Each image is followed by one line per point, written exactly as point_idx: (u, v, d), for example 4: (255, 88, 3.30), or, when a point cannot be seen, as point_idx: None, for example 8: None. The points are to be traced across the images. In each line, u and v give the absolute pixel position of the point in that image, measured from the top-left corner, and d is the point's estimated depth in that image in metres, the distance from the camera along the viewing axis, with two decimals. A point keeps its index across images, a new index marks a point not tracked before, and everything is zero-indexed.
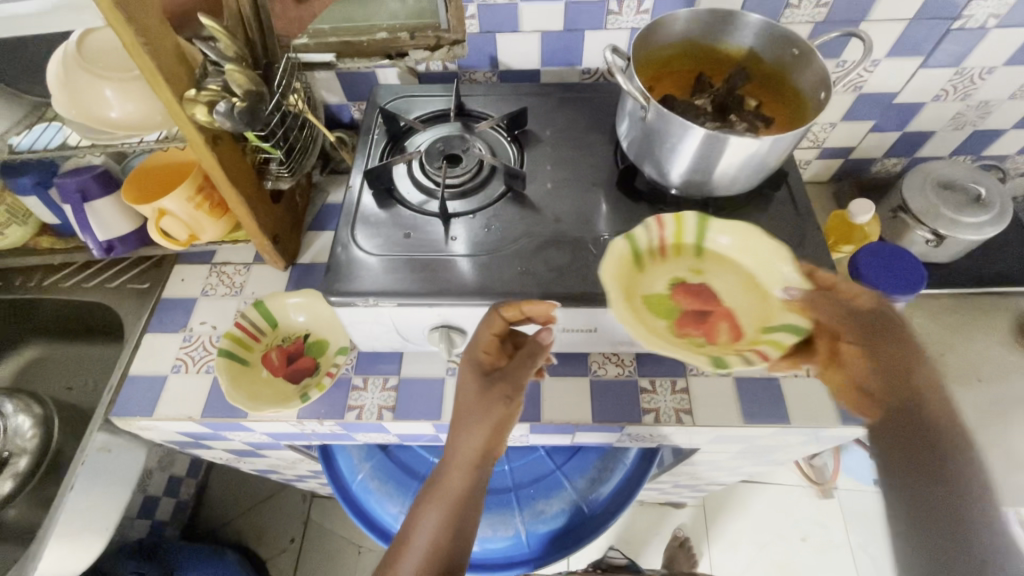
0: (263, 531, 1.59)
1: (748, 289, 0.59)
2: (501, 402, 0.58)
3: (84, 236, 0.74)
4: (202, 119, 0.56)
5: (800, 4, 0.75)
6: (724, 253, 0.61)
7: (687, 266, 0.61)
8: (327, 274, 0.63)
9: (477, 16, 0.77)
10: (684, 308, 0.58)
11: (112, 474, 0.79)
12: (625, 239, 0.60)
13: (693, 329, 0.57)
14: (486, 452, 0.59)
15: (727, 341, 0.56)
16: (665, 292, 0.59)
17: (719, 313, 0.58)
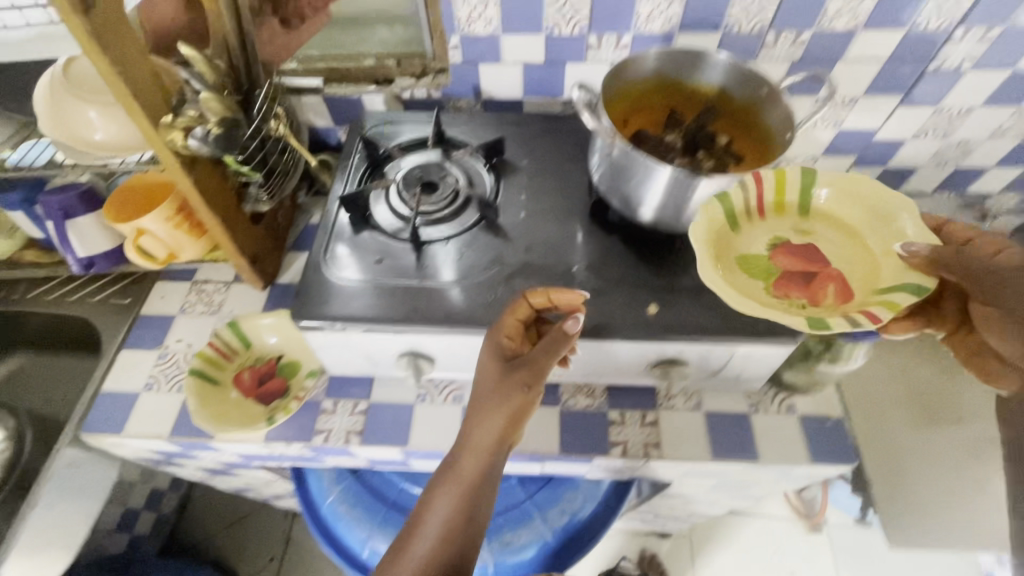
0: (243, 547, 1.57)
1: (861, 250, 0.60)
2: (519, 388, 0.55)
3: (64, 253, 0.76)
4: (178, 144, 0.58)
5: (776, 43, 0.75)
6: (831, 215, 0.63)
7: (791, 228, 0.63)
8: (297, 298, 0.64)
9: (460, 47, 0.78)
10: (785, 269, 0.59)
11: (81, 489, 0.79)
12: (722, 196, 0.61)
13: (795, 291, 0.58)
14: (505, 439, 0.55)
15: (833, 300, 0.56)
16: (767, 253, 0.61)
17: (826, 275, 0.58)
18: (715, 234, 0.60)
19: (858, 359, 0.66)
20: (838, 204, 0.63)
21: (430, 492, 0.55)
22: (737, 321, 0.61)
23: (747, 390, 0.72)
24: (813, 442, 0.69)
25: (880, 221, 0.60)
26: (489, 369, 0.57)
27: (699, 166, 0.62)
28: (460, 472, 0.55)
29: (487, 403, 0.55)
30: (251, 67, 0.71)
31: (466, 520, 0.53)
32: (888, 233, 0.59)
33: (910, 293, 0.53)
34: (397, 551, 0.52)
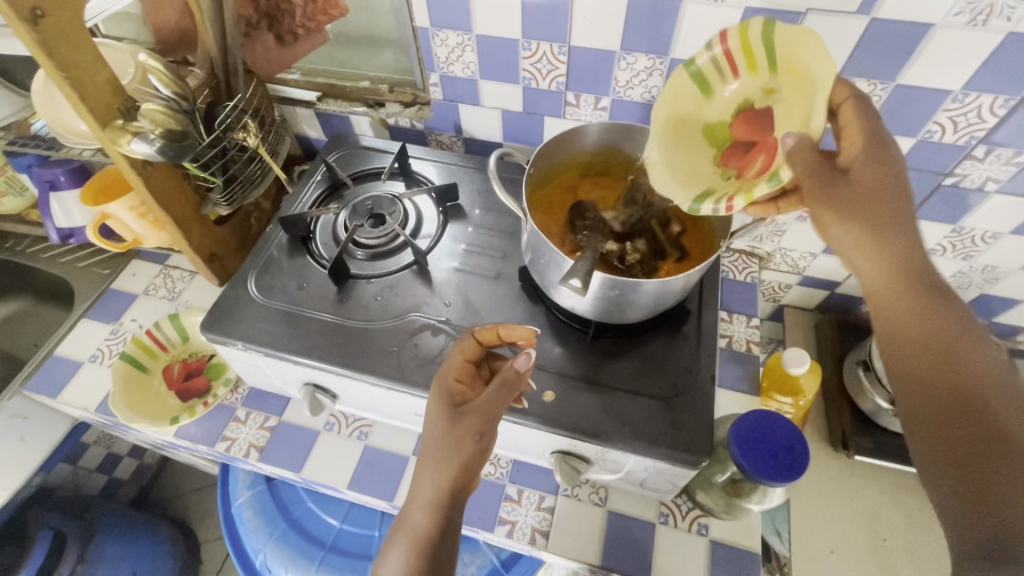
0: (207, 513, 1.62)
1: (800, 116, 0.48)
2: (470, 436, 0.49)
3: (48, 221, 0.82)
4: (122, 147, 0.60)
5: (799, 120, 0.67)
6: (789, 68, 0.48)
7: (763, 83, 0.51)
8: (213, 309, 0.65)
9: (440, 85, 0.77)
10: (737, 139, 0.54)
11: (26, 439, 0.85)
12: (685, 64, 0.53)
13: (734, 161, 0.54)
14: (456, 489, 0.50)
15: (748, 175, 0.51)
16: (727, 118, 0.54)
17: (765, 145, 0.51)
18: (667, 105, 0.55)
19: (777, 499, 0.58)
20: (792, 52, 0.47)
21: (381, 553, 0.49)
22: (636, 428, 0.56)
23: (659, 498, 0.66)
24: (717, 573, 0.62)
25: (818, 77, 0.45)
26: (438, 412, 0.52)
27: (626, 257, 0.58)
28: (412, 527, 0.49)
29: (439, 450, 0.50)
30: (233, 77, 0.73)
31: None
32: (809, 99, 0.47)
33: (769, 185, 0.48)
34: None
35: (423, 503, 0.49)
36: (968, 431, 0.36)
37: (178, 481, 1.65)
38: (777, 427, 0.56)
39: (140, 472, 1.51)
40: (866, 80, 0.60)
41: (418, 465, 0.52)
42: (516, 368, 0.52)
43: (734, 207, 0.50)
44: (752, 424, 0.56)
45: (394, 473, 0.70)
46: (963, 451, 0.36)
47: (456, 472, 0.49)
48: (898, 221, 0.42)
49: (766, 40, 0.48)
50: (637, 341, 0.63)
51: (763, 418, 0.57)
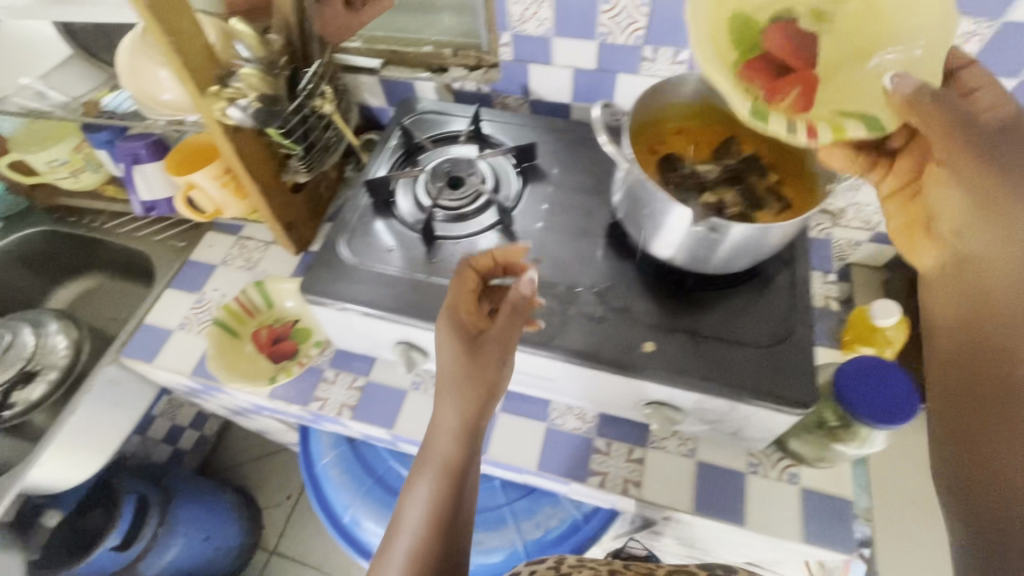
0: (265, 481, 1.68)
1: (860, 49, 0.49)
2: (491, 366, 0.52)
3: (130, 194, 0.84)
4: (218, 114, 0.62)
5: None
6: (861, 10, 0.50)
7: (806, 8, 0.52)
8: (309, 272, 0.67)
9: (511, 45, 0.77)
10: (768, 52, 0.49)
11: (120, 405, 0.88)
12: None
13: (760, 79, 0.47)
14: (479, 419, 0.53)
15: (784, 108, 0.46)
16: (761, 27, 0.50)
17: (799, 79, 0.48)
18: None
19: (880, 443, 0.59)
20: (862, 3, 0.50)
21: (407, 484, 0.52)
22: (736, 377, 0.57)
23: (747, 448, 0.67)
24: (809, 516, 0.63)
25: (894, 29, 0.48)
26: (449, 343, 0.53)
27: (725, 208, 0.57)
28: (437, 457, 0.52)
29: (452, 380, 0.52)
30: (308, 44, 0.73)
31: (452, 506, 0.50)
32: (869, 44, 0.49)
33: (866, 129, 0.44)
34: (383, 549, 0.50)
35: (448, 435, 0.52)
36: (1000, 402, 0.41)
37: (237, 451, 1.71)
38: (892, 382, 0.56)
39: (200, 443, 1.57)
40: (969, 19, 0.58)
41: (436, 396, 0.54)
42: (521, 292, 0.55)
43: (818, 137, 0.44)
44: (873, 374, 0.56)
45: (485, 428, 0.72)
46: (973, 415, 0.42)
47: (474, 397, 0.52)
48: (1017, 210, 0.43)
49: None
50: (729, 293, 0.63)
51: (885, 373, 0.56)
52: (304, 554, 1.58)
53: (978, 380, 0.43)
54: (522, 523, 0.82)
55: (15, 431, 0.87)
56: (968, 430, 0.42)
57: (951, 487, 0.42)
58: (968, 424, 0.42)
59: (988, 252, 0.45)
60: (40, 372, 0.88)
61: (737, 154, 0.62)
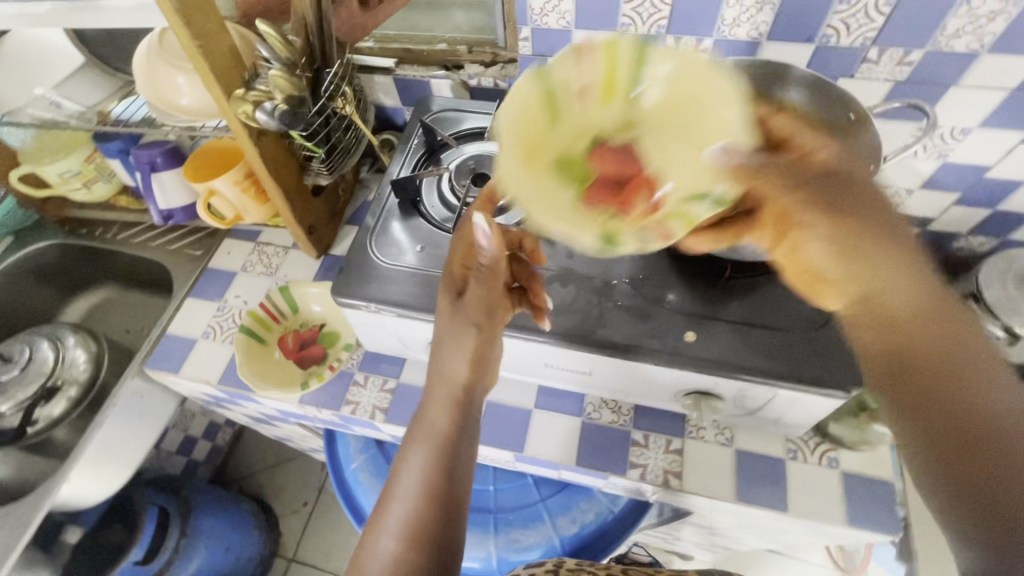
0: (281, 489, 1.66)
1: (696, 142, 0.44)
2: (475, 322, 0.54)
3: (148, 203, 0.83)
4: (243, 117, 0.61)
5: (960, 33, 0.62)
6: (667, 99, 0.44)
7: (620, 108, 0.45)
8: (340, 274, 0.66)
9: (531, 39, 0.76)
10: (600, 173, 0.45)
11: (144, 417, 0.87)
12: (536, 73, 0.45)
13: (606, 200, 0.44)
14: (469, 385, 0.55)
15: (639, 216, 0.44)
16: (581, 150, 0.46)
17: (642, 179, 0.44)
18: (511, 134, 0.45)
19: None
20: (685, 83, 0.44)
21: (402, 454, 0.52)
22: (782, 363, 0.56)
23: (786, 434, 0.67)
24: (851, 499, 0.64)
25: (712, 118, 0.43)
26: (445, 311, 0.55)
27: None
28: (429, 426, 0.53)
29: (450, 345, 0.54)
30: (328, 44, 0.71)
31: (447, 474, 0.50)
32: (699, 137, 0.44)
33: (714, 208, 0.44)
34: (376, 521, 0.49)
35: (441, 404, 0.54)
36: (959, 421, 0.39)
37: (251, 459, 1.70)
38: None
39: (213, 453, 1.56)
40: None
41: (433, 363, 0.56)
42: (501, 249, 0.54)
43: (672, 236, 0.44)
44: None
45: (521, 425, 0.72)
46: (964, 456, 0.38)
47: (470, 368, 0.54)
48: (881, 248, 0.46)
49: (643, 50, 0.43)
50: (766, 279, 0.63)
51: None
52: (324, 560, 1.57)
53: (930, 417, 0.40)
54: (557, 519, 0.81)
55: (38, 447, 0.85)
56: (970, 469, 0.37)
57: (963, 522, 0.37)
58: (961, 467, 0.37)
59: (877, 298, 0.46)
60: (61, 388, 0.87)
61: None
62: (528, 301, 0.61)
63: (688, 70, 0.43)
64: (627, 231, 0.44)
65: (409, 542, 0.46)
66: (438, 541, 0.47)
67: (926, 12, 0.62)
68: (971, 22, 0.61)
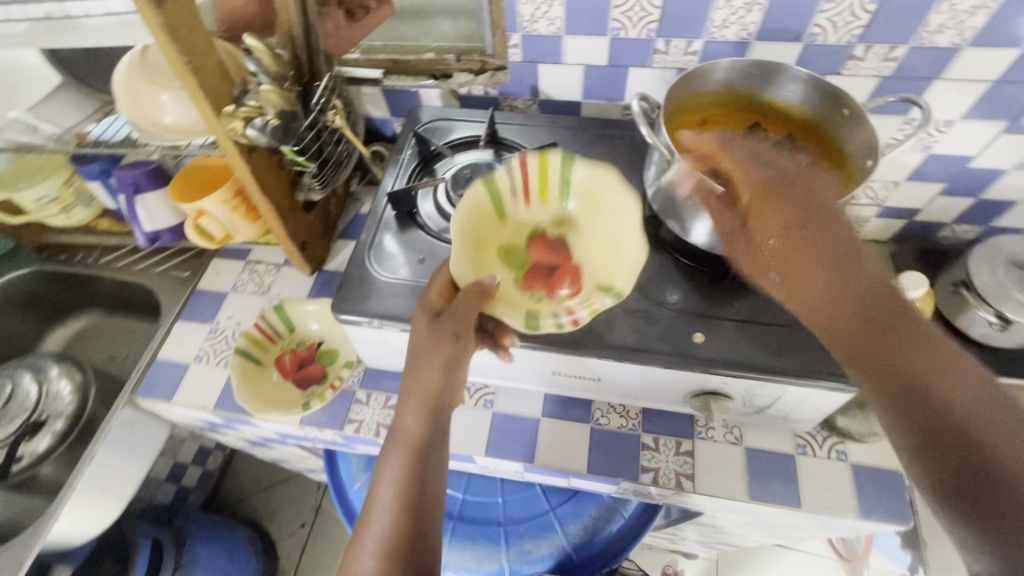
0: (276, 512, 1.62)
1: (608, 242, 0.60)
2: (447, 337, 0.54)
3: (133, 226, 0.81)
4: (234, 134, 0.59)
5: (942, 28, 0.64)
6: (588, 204, 0.62)
7: (553, 215, 0.63)
8: (339, 291, 0.65)
9: (521, 46, 0.76)
10: (535, 261, 0.61)
11: (135, 447, 0.84)
12: (484, 183, 0.61)
13: (538, 283, 0.59)
14: (441, 393, 0.55)
15: (560, 299, 0.58)
16: (523, 242, 0.62)
17: (568, 268, 0.60)
18: (467, 228, 0.59)
19: None
20: (598, 193, 0.61)
21: (377, 468, 0.53)
22: (794, 359, 0.56)
23: (794, 430, 0.68)
24: (862, 492, 0.64)
25: (619, 221, 0.59)
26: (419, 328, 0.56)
27: None
28: (403, 436, 0.54)
29: (416, 362, 0.55)
30: (315, 58, 0.72)
31: (418, 486, 0.51)
32: (610, 238, 0.60)
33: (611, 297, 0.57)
34: (355, 539, 0.49)
35: (413, 412, 0.54)
36: (930, 410, 0.41)
37: (243, 482, 1.65)
38: None
39: (205, 479, 1.51)
40: None
41: (406, 374, 0.56)
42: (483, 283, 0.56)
43: (579, 319, 0.56)
44: None
45: (529, 435, 0.71)
46: (941, 442, 0.39)
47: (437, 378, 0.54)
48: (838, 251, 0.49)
49: (568, 183, 0.62)
50: None
51: None
52: None
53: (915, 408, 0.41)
54: (568, 527, 0.80)
55: (22, 485, 0.82)
56: (960, 455, 0.38)
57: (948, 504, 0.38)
58: (949, 455, 0.39)
59: (834, 299, 0.47)
60: (47, 422, 0.85)
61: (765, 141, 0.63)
62: (494, 342, 0.59)
63: (604, 177, 0.60)
64: (547, 312, 0.57)
65: (385, 553, 0.47)
66: (410, 553, 0.47)
67: (910, 9, 0.63)
68: (953, 17, 0.63)
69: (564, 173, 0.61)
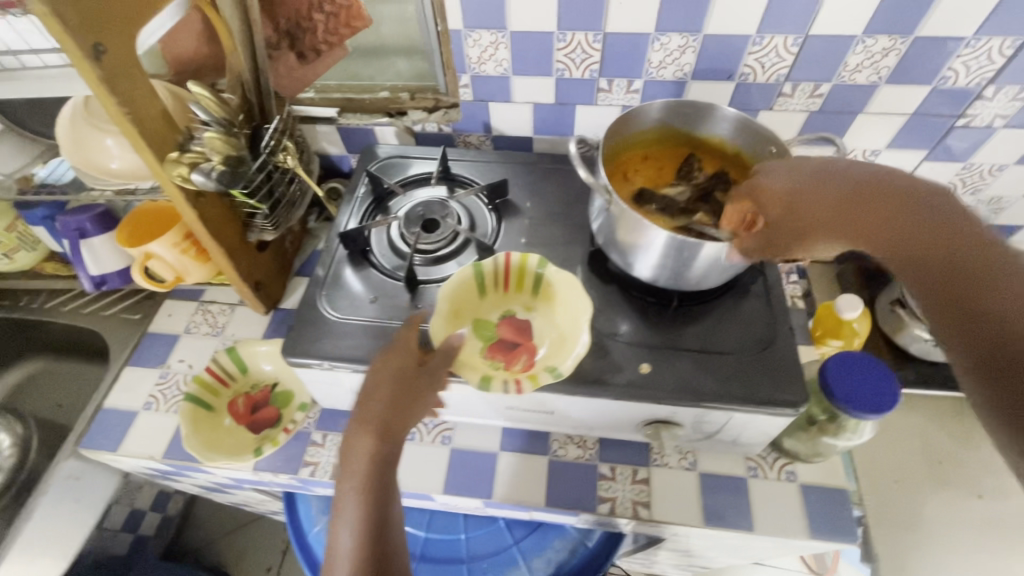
0: (241, 555, 1.56)
1: (560, 332, 0.61)
2: (419, 389, 0.54)
3: (78, 270, 0.79)
4: (178, 179, 0.59)
5: (859, 68, 0.69)
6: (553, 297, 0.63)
7: (523, 303, 0.64)
8: (289, 333, 0.64)
9: (470, 85, 0.78)
10: (501, 336, 0.61)
11: (80, 500, 0.80)
12: (471, 266, 0.62)
13: (500, 355, 0.59)
14: (395, 427, 0.53)
15: (516, 370, 0.57)
16: (494, 319, 0.63)
17: (527, 347, 0.60)
18: (448, 298, 0.61)
19: (866, 435, 0.62)
20: (557, 285, 0.63)
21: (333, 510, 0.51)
22: (735, 387, 0.58)
23: (746, 453, 0.69)
24: (813, 513, 0.65)
25: (574, 312, 0.60)
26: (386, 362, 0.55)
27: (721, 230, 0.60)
28: (354, 471, 0.51)
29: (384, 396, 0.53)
30: (265, 98, 0.72)
31: (379, 526, 0.50)
32: (565, 327, 0.60)
33: (551, 375, 0.55)
34: None
35: (365, 448, 0.51)
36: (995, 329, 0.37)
37: (206, 527, 1.59)
38: (857, 394, 0.56)
39: (165, 525, 1.44)
40: (887, 36, 0.65)
41: (360, 407, 0.53)
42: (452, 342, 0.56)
43: (522, 390, 0.55)
44: (860, 392, 0.56)
45: (488, 471, 0.70)
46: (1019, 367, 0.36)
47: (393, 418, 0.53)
48: (849, 188, 0.48)
49: (541, 277, 0.63)
50: (712, 305, 0.65)
51: (859, 396, 0.56)
52: None
53: (975, 337, 0.38)
54: (533, 562, 0.79)
55: None
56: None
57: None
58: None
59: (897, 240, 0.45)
60: None
61: (701, 176, 0.65)
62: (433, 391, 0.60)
63: (567, 277, 0.62)
64: (497, 380, 0.56)
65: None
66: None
67: (830, 51, 0.67)
68: (868, 58, 0.67)
69: (538, 267, 0.63)
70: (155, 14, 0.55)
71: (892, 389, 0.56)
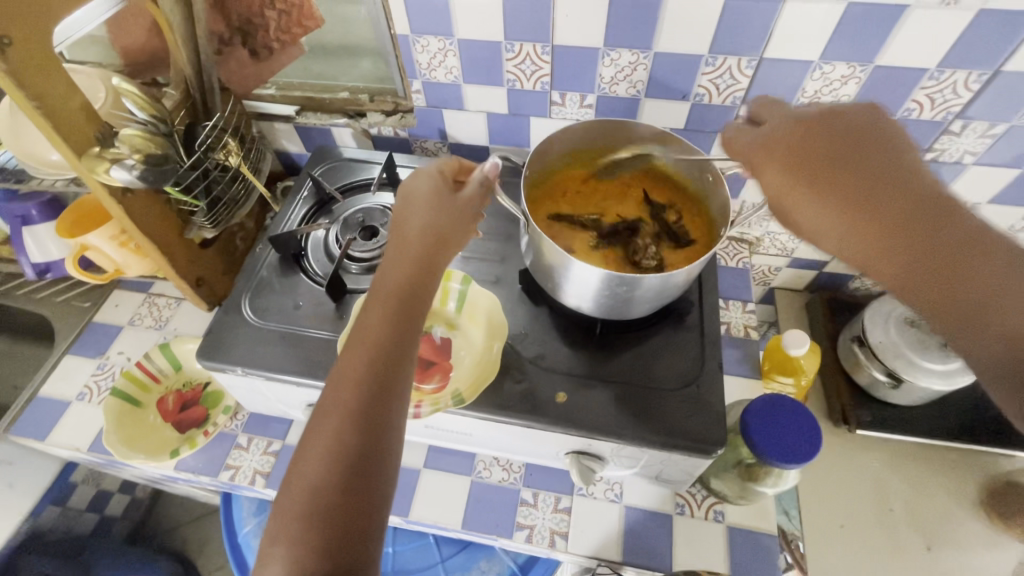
0: (206, 542, 1.57)
1: (474, 353, 0.61)
2: (450, 214, 0.53)
3: (21, 257, 0.79)
4: (101, 175, 0.58)
5: (819, 94, 0.65)
6: (475, 317, 0.63)
7: (445, 320, 0.64)
8: (206, 337, 0.63)
9: (423, 91, 0.76)
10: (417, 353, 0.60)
11: (14, 485, 0.81)
12: None
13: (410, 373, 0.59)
14: (422, 252, 0.51)
15: (425, 391, 0.57)
16: None
17: (442, 366, 0.59)
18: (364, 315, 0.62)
19: (791, 482, 0.59)
20: (477, 305, 0.64)
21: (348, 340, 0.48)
22: (652, 425, 0.55)
23: (673, 489, 0.66)
24: (736, 557, 0.63)
25: (490, 336, 0.62)
26: (416, 208, 0.53)
27: (644, 258, 0.59)
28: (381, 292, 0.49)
29: (416, 230, 0.51)
30: (208, 95, 0.72)
31: (393, 350, 0.46)
32: (481, 349, 0.60)
33: (454, 400, 0.56)
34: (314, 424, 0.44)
35: (396, 268, 0.50)
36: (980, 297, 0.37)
37: (173, 512, 1.60)
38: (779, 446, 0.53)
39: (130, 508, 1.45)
40: (846, 63, 0.61)
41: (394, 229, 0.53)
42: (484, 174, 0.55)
43: (421, 414, 0.56)
44: (784, 445, 0.53)
45: (407, 488, 0.69)
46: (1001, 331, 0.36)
47: (415, 266, 0.50)
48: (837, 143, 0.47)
49: (463, 295, 0.65)
50: (642, 335, 0.63)
51: (782, 449, 0.53)
52: None
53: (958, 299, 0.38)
54: None
55: None
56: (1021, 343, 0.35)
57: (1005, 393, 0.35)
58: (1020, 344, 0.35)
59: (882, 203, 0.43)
60: None
61: None
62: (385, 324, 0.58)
63: (488, 300, 0.64)
64: None
65: (352, 426, 0.43)
66: (373, 445, 0.43)
67: (786, 75, 0.64)
68: (826, 84, 0.64)
69: (460, 285, 0.65)
70: (73, 7, 0.54)
71: (812, 441, 0.53)
